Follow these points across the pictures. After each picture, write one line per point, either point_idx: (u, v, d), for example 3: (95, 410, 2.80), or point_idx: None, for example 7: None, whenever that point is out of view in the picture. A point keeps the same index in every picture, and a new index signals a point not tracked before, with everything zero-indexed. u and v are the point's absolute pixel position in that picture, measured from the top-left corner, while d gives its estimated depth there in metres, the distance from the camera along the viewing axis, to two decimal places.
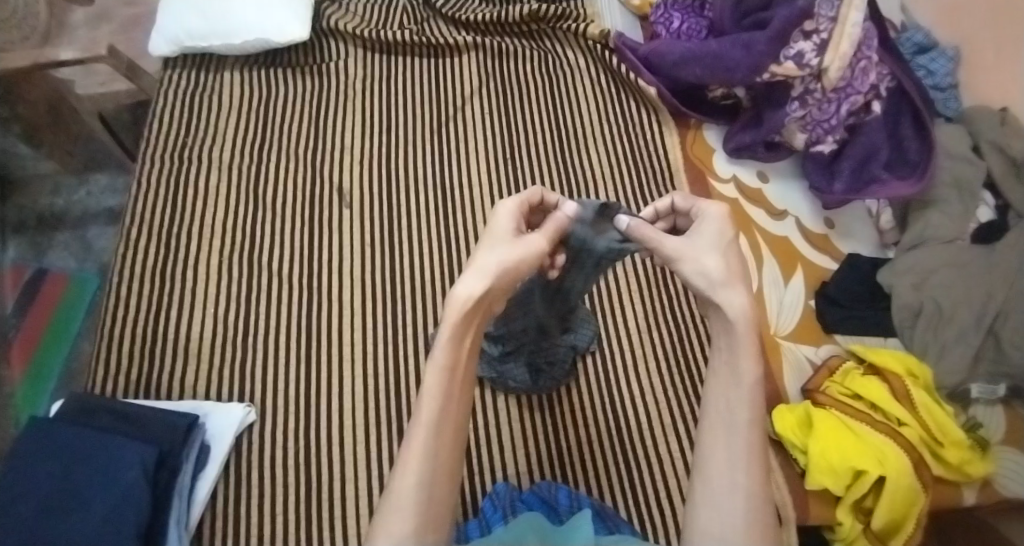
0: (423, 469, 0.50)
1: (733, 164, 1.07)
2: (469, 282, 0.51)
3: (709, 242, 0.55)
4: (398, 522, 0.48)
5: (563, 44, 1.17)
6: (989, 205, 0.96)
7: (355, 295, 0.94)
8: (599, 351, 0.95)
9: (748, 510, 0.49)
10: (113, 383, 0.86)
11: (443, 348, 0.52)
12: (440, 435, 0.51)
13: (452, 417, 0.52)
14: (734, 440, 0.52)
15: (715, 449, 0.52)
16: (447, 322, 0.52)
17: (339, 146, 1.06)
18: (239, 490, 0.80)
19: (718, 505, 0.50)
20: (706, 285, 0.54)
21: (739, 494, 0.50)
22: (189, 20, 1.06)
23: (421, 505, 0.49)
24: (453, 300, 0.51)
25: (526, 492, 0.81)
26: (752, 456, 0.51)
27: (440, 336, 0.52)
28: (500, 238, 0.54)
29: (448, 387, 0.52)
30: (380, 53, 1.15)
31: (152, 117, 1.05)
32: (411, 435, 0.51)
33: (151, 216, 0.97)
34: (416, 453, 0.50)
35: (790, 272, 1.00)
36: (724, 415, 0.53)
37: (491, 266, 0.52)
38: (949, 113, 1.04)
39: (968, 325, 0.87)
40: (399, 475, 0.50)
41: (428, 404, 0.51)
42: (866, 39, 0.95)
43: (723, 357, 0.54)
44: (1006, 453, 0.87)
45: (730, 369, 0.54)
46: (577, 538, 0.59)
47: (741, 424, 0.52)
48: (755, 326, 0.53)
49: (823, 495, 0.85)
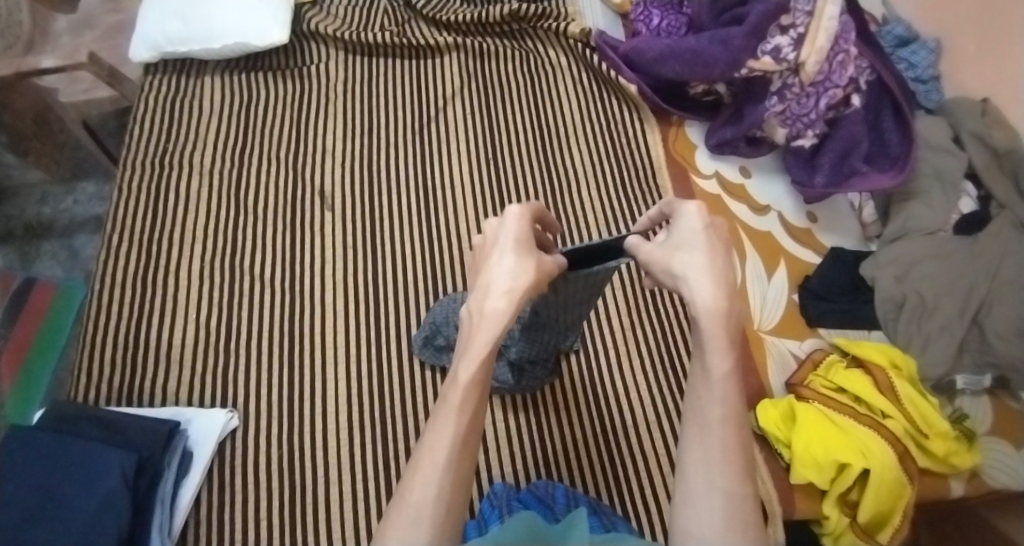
0: (442, 482, 0.47)
1: (715, 160, 1.07)
2: (505, 295, 0.49)
3: (682, 238, 0.54)
4: (415, 534, 0.46)
5: (545, 43, 1.18)
6: (971, 196, 0.95)
7: (337, 298, 0.94)
8: (583, 350, 0.95)
9: (726, 511, 0.47)
10: (95, 390, 0.86)
11: (474, 359, 0.49)
12: (463, 446, 0.49)
13: (475, 428, 0.50)
14: (709, 438, 0.49)
15: (690, 448, 0.49)
16: (481, 332, 0.49)
17: (321, 149, 1.07)
18: (221, 496, 0.81)
19: (694, 507, 0.48)
20: (674, 279, 0.53)
21: (715, 495, 0.47)
22: (169, 26, 1.06)
23: (436, 517, 0.46)
24: (493, 313, 0.49)
25: (522, 490, 0.81)
26: (728, 453, 0.48)
27: (472, 348, 0.49)
28: (525, 246, 0.52)
29: (473, 400, 0.49)
30: (362, 55, 1.16)
31: (134, 124, 1.06)
32: (428, 446, 0.49)
33: (133, 223, 0.98)
34: (435, 465, 0.48)
35: (773, 267, 1.00)
36: (698, 411, 0.50)
37: (526, 278, 0.50)
38: (930, 105, 1.04)
39: (951, 317, 0.87)
40: (417, 487, 0.47)
41: (451, 415, 0.49)
42: (843, 32, 0.94)
43: (696, 351, 0.51)
44: (993, 443, 0.86)
45: (702, 366, 0.50)
46: (574, 538, 0.58)
47: (713, 420, 0.49)
48: (726, 320, 0.49)
49: (809, 489, 0.85)
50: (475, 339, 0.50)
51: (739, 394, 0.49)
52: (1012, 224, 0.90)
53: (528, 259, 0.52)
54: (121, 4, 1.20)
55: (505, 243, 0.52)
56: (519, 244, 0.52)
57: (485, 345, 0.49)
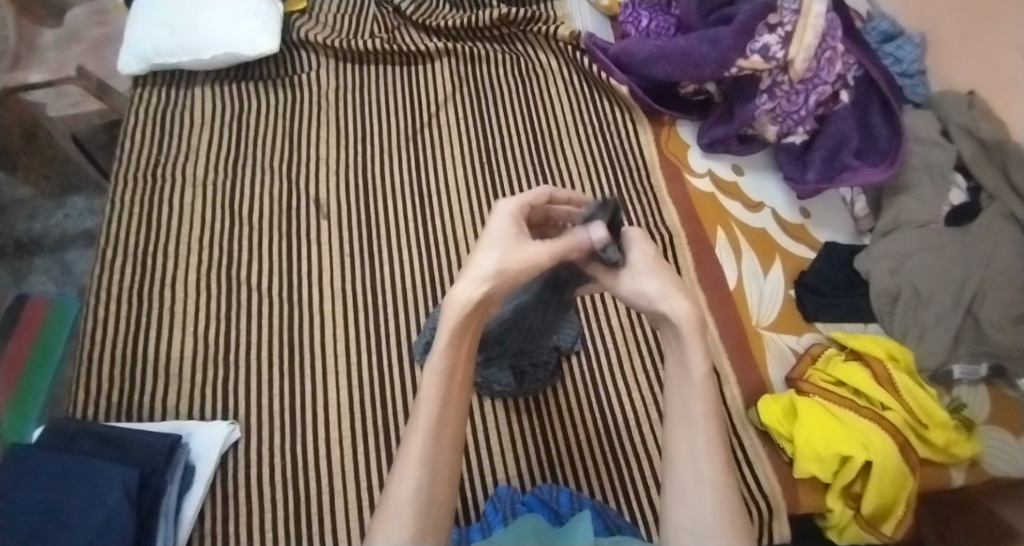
0: (421, 476, 0.51)
1: (708, 159, 1.08)
2: (467, 288, 0.51)
3: (640, 264, 0.55)
4: (397, 525, 0.50)
5: (535, 47, 1.18)
6: (960, 188, 0.97)
7: (336, 306, 0.94)
8: (584, 351, 0.95)
9: (715, 499, 0.52)
10: (94, 405, 0.85)
11: (442, 352, 0.53)
12: (438, 438, 0.52)
13: (451, 418, 0.53)
14: (694, 433, 0.54)
15: (677, 445, 0.54)
16: (446, 325, 0.52)
17: (315, 158, 1.07)
18: (225, 509, 0.80)
19: (687, 499, 0.52)
20: (651, 304, 0.55)
21: (704, 485, 0.52)
22: (157, 38, 1.05)
23: (418, 508, 0.50)
24: (451, 304, 0.51)
25: (525, 493, 0.81)
26: (712, 446, 0.53)
27: (437, 342, 0.53)
28: (499, 239, 0.53)
29: (446, 394, 0.53)
30: (353, 63, 1.16)
31: (125, 137, 1.05)
32: (407, 440, 0.52)
33: (126, 236, 0.97)
34: (413, 459, 0.51)
35: (769, 263, 1.00)
36: (682, 410, 0.55)
37: (489, 272, 0.51)
38: (917, 100, 1.06)
39: (946, 307, 0.88)
40: (398, 479, 0.51)
41: (426, 410, 0.52)
42: (831, 30, 0.96)
43: (673, 352, 0.56)
44: (992, 431, 0.87)
45: (682, 367, 0.55)
46: (576, 538, 0.61)
47: (698, 416, 0.54)
48: (700, 323, 0.54)
49: (812, 482, 0.85)
50: (442, 331, 0.53)
51: (713, 391, 0.54)
52: (1002, 215, 0.91)
53: (500, 254, 0.52)
54: (108, 16, 1.19)
55: (482, 237, 0.54)
56: (497, 237, 0.53)
57: (448, 339, 0.52)
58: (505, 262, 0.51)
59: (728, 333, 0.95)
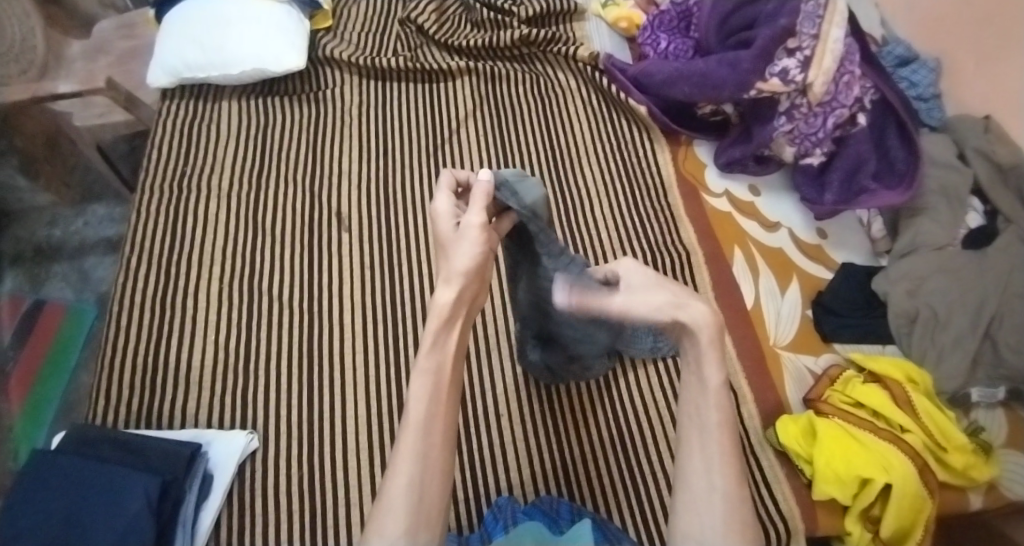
0: (413, 469, 0.53)
1: (725, 179, 1.09)
2: (443, 292, 0.57)
3: (645, 283, 0.58)
4: (390, 521, 0.51)
5: (554, 66, 1.20)
6: (977, 211, 0.97)
7: (356, 318, 0.94)
8: (606, 380, 0.91)
9: (726, 514, 0.53)
10: (114, 412, 0.86)
11: (426, 352, 0.57)
12: (428, 434, 0.54)
13: (440, 418, 0.55)
14: (706, 444, 0.55)
15: (691, 455, 0.56)
16: (430, 330, 0.57)
17: (337, 171, 1.08)
18: (242, 520, 0.79)
19: (699, 510, 0.54)
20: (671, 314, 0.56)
21: (716, 494, 0.54)
22: (187, 53, 1.07)
23: (411, 507, 0.52)
24: (433, 310, 0.57)
25: (527, 503, 0.79)
26: (724, 457, 0.55)
27: (425, 342, 0.57)
28: (453, 241, 0.59)
29: (435, 388, 0.56)
30: (375, 79, 1.18)
31: (152, 147, 1.07)
32: (401, 439, 0.54)
33: (151, 245, 0.98)
34: (405, 456, 0.53)
35: (786, 282, 1.00)
36: (698, 422, 0.56)
37: (457, 272, 0.57)
38: (933, 123, 1.06)
39: (965, 330, 0.88)
40: (391, 476, 0.53)
41: (416, 406, 0.55)
42: (848, 54, 0.97)
43: (690, 363, 0.58)
44: (1010, 455, 0.85)
45: (697, 379, 0.57)
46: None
47: (712, 427, 0.56)
48: (718, 333, 0.56)
49: (830, 505, 0.84)
50: (428, 333, 0.57)
51: (721, 403, 0.56)
52: (1018, 238, 0.92)
53: (470, 253, 0.57)
54: (135, 30, 1.22)
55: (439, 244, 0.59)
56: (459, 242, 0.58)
57: (432, 339, 0.57)
58: (466, 257, 0.57)
59: (747, 352, 0.94)
